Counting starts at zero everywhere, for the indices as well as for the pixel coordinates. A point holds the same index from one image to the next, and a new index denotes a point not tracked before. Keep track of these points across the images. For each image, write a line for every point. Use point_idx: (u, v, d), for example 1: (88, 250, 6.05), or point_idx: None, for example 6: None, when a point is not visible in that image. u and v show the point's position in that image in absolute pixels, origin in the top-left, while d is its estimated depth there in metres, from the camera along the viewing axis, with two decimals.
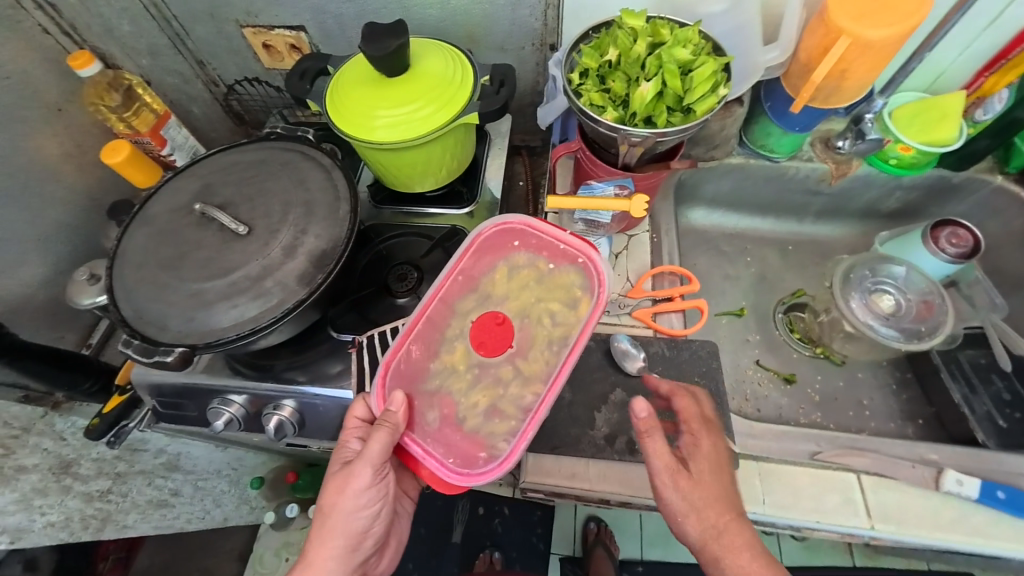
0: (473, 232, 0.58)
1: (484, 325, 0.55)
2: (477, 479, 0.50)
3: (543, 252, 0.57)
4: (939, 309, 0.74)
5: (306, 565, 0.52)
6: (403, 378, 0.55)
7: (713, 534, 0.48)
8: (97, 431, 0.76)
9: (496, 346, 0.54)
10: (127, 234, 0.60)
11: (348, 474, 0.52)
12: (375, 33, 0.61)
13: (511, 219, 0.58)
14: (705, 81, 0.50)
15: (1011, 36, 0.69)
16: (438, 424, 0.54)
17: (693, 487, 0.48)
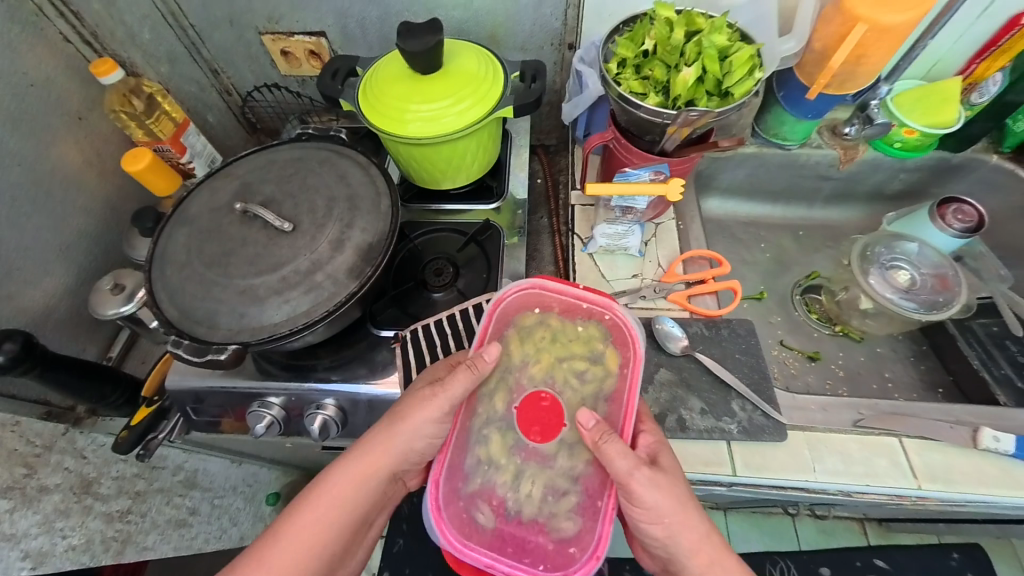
0: (493, 302, 0.56)
1: (525, 411, 0.53)
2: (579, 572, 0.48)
3: (566, 312, 0.57)
4: (954, 281, 0.77)
5: (361, 449, 0.52)
6: (452, 482, 0.52)
7: (669, 530, 0.48)
8: (126, 442, 0.66)
9: (547, 431, 0.52)
10: (165, 235, 0.59)
11: (428, 397, 0.51)
12: (413, 30, 0.62)
13: (533, 285, 0.57)
14: (743, 64, 0.53)
15: (1000, 24, 0.73)
16: (493, 523, 0.51)
17: (660, 493, 0.47)
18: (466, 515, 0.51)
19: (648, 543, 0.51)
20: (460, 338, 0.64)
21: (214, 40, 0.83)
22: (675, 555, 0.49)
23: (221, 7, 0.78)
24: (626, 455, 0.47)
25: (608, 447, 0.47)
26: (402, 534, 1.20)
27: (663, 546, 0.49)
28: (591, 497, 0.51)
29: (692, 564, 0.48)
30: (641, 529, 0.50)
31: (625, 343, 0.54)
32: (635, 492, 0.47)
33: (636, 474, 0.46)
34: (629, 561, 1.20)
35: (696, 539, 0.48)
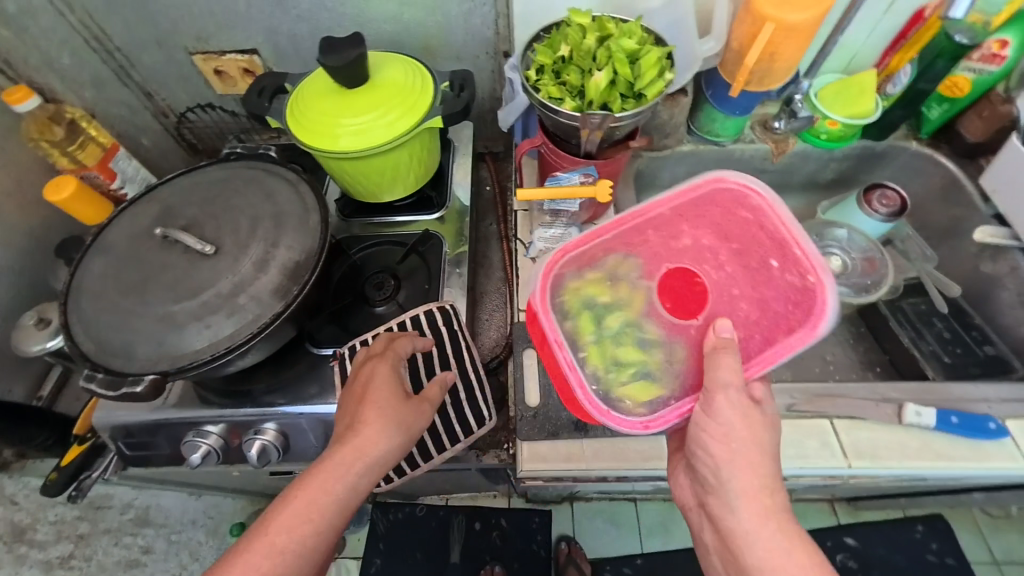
0: (716, 176, 0.52)
1: (674, 276, 0.54)
2: (617, 424, 0.49)
3: (768, 240, 0.51)
4: (881, 264, 0.82)
5: (360, 459, 0.49)
6: (585, 259, 0.54)
7: (732, 456, 0.44)
8: (56, 485, 0.66)
9: (676, 309, 0.53)
10: (82, 266, 0.57)
11: (422, 406, 0.55)
12: (335, 45, 0.62)
13: (756, 189, 0.51)
14: (652, 66, 0.55)
15: (907, 18, 0.77)
16: (573, 357, 0.52)
17: (740, 418, 0.45)
18: (565, 307, 0.53)
19: (695, 463, 0.48)
20: None
21: (143, 63, 0.81)
22: (721, 488, 0.45)
23: (146, 29, 0.76)
24: (736, 370, 0.45)
25: (720, 355, 0.46)
26: (378, 554, 1.17)
27: (713, 471, 0.45)
28: (682, 381, 0.51)
29: (742, 510, 0.43)
30: (696, 449, 0.47)
31: (811, 305, 0.47)
32: (716, 406, 0.45)
33: (730, 389, 0.45)
34: (608, 562, 1.19)
35: (754, 486, 0.44)
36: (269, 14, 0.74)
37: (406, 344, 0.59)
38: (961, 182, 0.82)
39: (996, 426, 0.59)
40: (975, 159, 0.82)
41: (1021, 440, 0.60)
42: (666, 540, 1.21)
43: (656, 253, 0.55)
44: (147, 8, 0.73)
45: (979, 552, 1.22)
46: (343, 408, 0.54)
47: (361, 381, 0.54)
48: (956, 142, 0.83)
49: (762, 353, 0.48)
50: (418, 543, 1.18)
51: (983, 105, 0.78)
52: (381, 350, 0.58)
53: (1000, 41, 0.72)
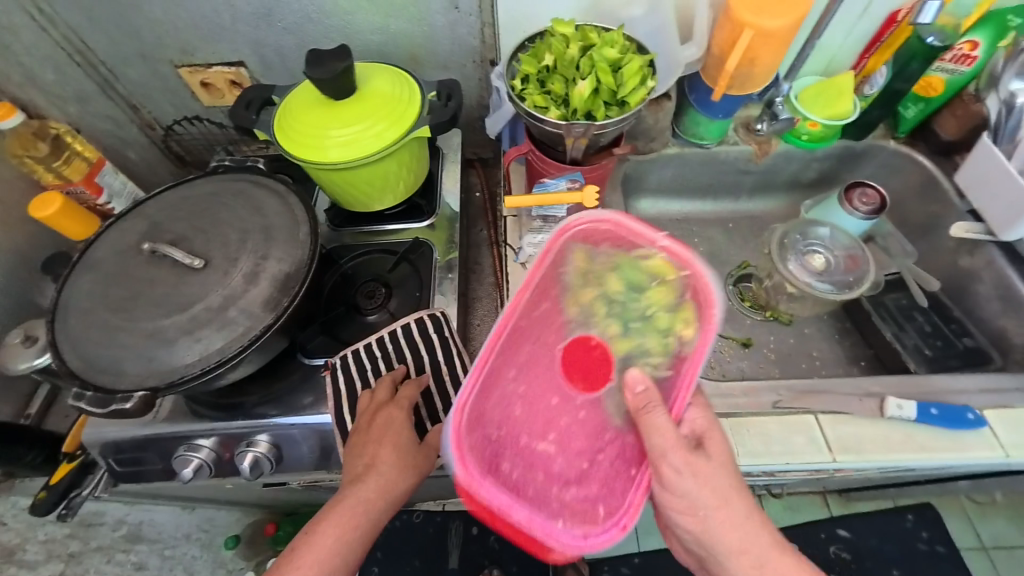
0: (562, 227, 0.54)
1: (568, 359, 0.54)
2: (597, 545, 0.48)
3: (664, 264, 0.54)
4: (863, 260, 0.84)
5: (382, 496, 0.52)
6: (476, 423, 0.51)
7: (703, 523, 0.48)
8: (46, 504, 0.65)
9: (587, 384, 0.53)
10: (69, 282, 0.57)
11: (430, 450, 0.57)
12: (322, 57, 0.62)
13: (614, 223, 0.54)
14: (633, 75, 0.56)
15: (882, 21, 0.79)
16: (516, 475, 0.51)
17: (695, 481, 0.48)
18: (488, 460, 0.51)
19: (677, 532, 0.52)
20: (390, 358, 0.66)
21: (128, 76, 0.81)
22: (711, 554, 0.49)
23: (129, 42, 0.76)
24: (665, 424, 0.47)
25: (647, 414, 0.47)
26: (377, 562, 1.17)
27: (698, 542, 0.50)
28: (614, 445, 0.52)
29: (731, 564, 0.48)
30: (672, 521, 0.51)
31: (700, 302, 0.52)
32: (664, 474, 0.48)
33: (670, 453, 0.47)
34: (607, 562, 1.20)
35: (732, 528, 0.48)
36: (254, 27, 0.74)
37: (414, 392, 0.61)
38: (939, 180, 0.84)
39: (974, 416, 0.61)
40: (951, 157, 0.85)
41: (1000, 431, 0.62)
42: (663, 539, 1.22)
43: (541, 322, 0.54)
44: (130, 22, 0.73)
45: (966, 538, 1.25)
46: (356, 449, 0.55)
47: (377, 427, 0.56)
48: (932, 140, 0.85)
49: (676, 392, 0.51)
50: (416, 550, 1.18)
51: (957, 104, 0.81)
52: (387, 399, 0.60)
53: (972, 42, 0.74)
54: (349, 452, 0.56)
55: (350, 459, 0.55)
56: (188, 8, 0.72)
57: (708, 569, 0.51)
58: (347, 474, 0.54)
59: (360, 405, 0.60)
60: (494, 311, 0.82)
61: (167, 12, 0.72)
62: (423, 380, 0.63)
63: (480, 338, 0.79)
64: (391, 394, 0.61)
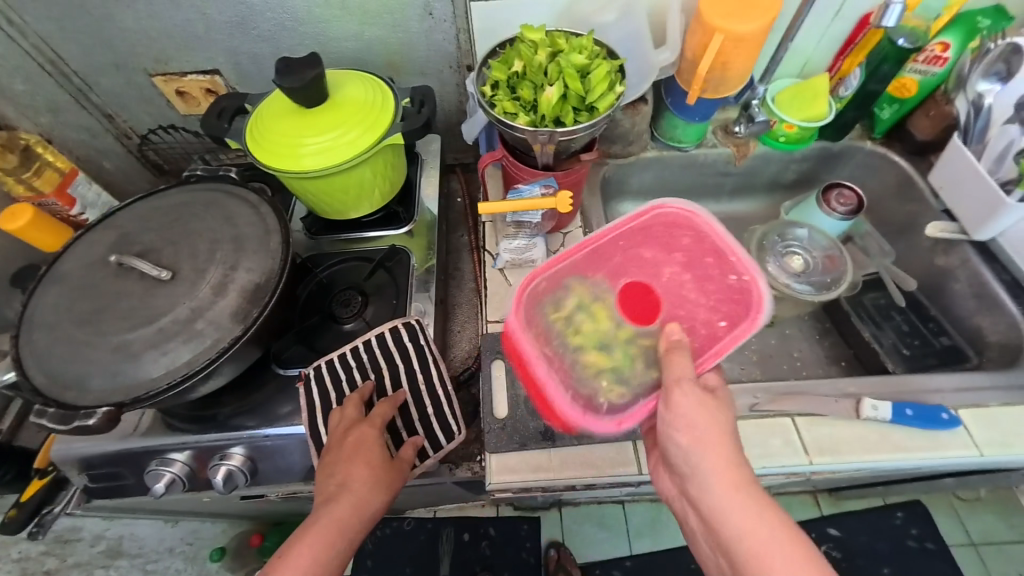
0: (655, 204, 0.58)
1: (631, 293, 0.56)
2: (595, 427, 0.52)
3: (708, 256, 0.57)
4: (841, 260, 0.84)
5: (357, 515, 0.52)
6: (532, 326, 0.55)
7: (696, 440, 0.46)
8: (16, 521, 0.64)
9: (638, 317, 0.55)
10: (35, 296, 0.56)
11: (400, 467, 0.58)
12: (291, 65, 0.62)
13: (695, 210, 0.58)
14: (602, 80, 0.56)
15: (854, 24, 0.79)
16: (555, 372, 0.54)
17: (699, 411, 0.47)
18: (534, 325, 0.55)
19: (668, 453, 0.48)
20: (365, 370, 0.65)
21: (101, 86, 0.80)
22: (694, 473, 0.46)
23: (101, 52, 0.75)
24: (687, 371, 0.48)
25: (674, 353, 0.50)
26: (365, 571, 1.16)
27: (685, 459, 0.46)
28: (645, 384, 0.54)
29: (715, 490, 0.44)
30: (664, 440, 0.49)
31: (749, 302, 0.54)
32: (673, 401, 0.48)
33: (683, 385, 0.48)
34: (598, 566, 1.19)
35: (724, 466, 0.45)
36: (228, 35, 0.74)
37: (388, 410, 0.61)
38: (915, 180, 0.84)
39: (950, 416, 0.61)
40: (926, 157, 0.86)
41: (975, 430, 0.62)
42: (654, 541, 1.21)
43: (620, 267, 0.58)
44: (101, 32, 0.72)
45: (955, 535, 1.24)
46: (328, 469, 0.54)
47: (349, 445, 0.56)
48: (907, 141, 0.86)
49: (715, 345, 0.53)
50: (404, 557, 1.16)
51: (930, 105, 0.81)
52: (358, 417, 0.60)
53: (943, 44, 0.75)
54: (320, 472, 0.55)
55: (321, 479, 0.54)
56: (159, 17, 0.71)
57: (691, 498, 0.47)
58: (319, 494, 0.53)
59: (331, 423, 0.60)
60: (474, 316, 0.82)
61: (138, 22, 0.71)
62: (398, 397, 0.63)
63: (459, 344, 0.79)
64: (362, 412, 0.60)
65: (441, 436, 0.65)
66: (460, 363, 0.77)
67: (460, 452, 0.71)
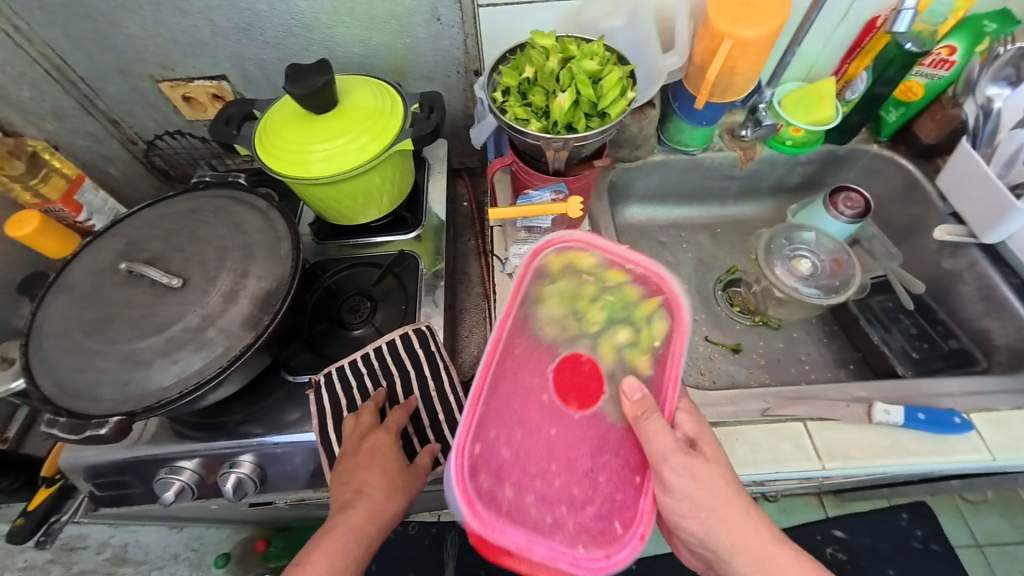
0: (543, 241, 0.57)
1: (562, 377, 0.54)
2: (621, 554, 0.48)
3: (647, 287, 0.57)
4: (848, 264, 0.84)
5: (373, 520, 0.51)
6: (482, 465, 0.50)
7: (705, 520, 0.50)
8: (23, 531, 0.65)
9: (581, 403, 0.53)
10: (43, 304, 0.56)
11: (418, 472, 0.58)
12: (300, 72, 0.62)
13: (591, 236, 0.58)
14: (613, 87, 0.57)
15: (861, 27, 0.79)
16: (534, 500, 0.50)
17: (694, 483, 0.49)
18: (498, 474, 0.50)
19: (685, 538, 0.53)
20: (376, 377, 0.65)
21: (107, 92, 0.80)
22: (717, 555, 0.51)
23: (107, 58, 0.75)
24: (665, 432, 0.48)
25: (647, 422, 0.49)
26: None
27: (702, 532, 0.50)
28: (618, 456, 0.52)
29: (736, 561, 0.51)
30: (676, 523, 0.52)
31: (665, 313, 0.55)
32: (666, 477, 0.49)
33: (669, 458, 0.48)
34: None
35: (731, 520, 0.50)
36: (234, 41, 0.74)
37: (403, 416, 0.61)
38: (921, 183, 0.84)
39: (960, 421, 0.61)
40: (932, 160, 0.85)
41: (986, 434, 0.62)
42: (659, 544, 1.20)
43: (540, 348, 0.54)
44: (108, 38, 0.72)
45: (960, 536, 1.24)
46: (343, 476, 0.54)
47: (365, 451, 0.56)
48: (913, 144, 0.86)
49: (665, 385, 0.53)
50: (410, 562, 1.16)
51: (936, 108, 0.81)
52: (373, 422, 0.60)
53: (949, 48, 0.74)
54: (335, 479, 0.55)
55: (336, 486, 0.54)
56: (166, 23, 0.71)
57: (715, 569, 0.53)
58: (334, 500, 0.53)
59: (345, 429, 0.59)
60: (482, 321, 0.81)
61: (144, 28, 0.71)
62: (411, 403, 0.63)
63: (468, 349, 0.79)
64: (377, 418, 0.60)
65: (452, 442, 0.64)
66: (469, 368, 0.77)
67: None
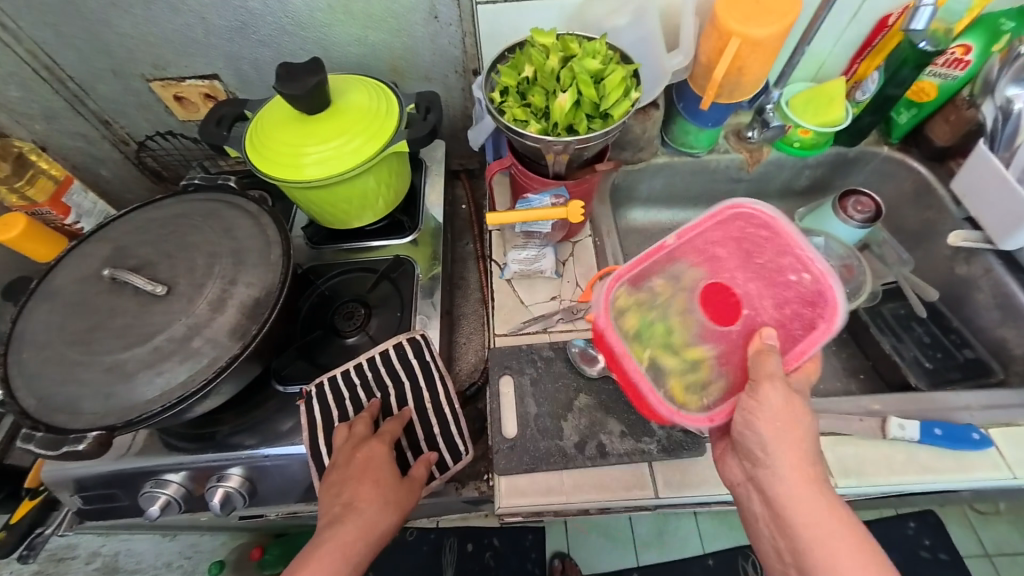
0: (733, 202, 0.55)
1: (710, 295, 0.57)
2: (688, 421, 0.51)
3: (789, 276, 0.54)
4: (858, 270, 0.81)
5: (364, 536, 0.48)
6: (638, 278, 0.57)
7: (777, 435, 0.44)
8: (5, 546, 0.64)
9: (717, 318, 0.56)
10: (25, 312, 0.54)
11: (413, 487, 0.56)
12: (293, 73, 0.59)
13: (777, 214, 0.54)
14: (616, 87, 0.55)
15: (872, 26, 0.77)
16: (647, 378, 0.54)
17: (782, 404, 0.45)
18: (628, 330, 0.56)
19: (739, 436, 0.47)
20: (371, 388, 0.63)
21: (99, 92, 0.78)
22: (767, 465, 0.44)
23: (98, 57, 0.73)
24: (779, 368, 0.47)
25: (763, 355, 0.48)
26: None
27: (758, 442, 0.45)
28: (721, 370, 0.53)
29: (786, 476, 0.43)
30: (738, 433, 0.47)
31: (825, 300, 0.51)
32: (762, 391, 0.46)
33: (773, 380, 0.46)
34: None
35: (799, 460, 0.44)
36: (227, 40, 0.72)
37: (398, 426, 0.59)
38: (934, 187, 0.82)
39: (979, 436, 0.59)
40: (946, 163, 0.82)
41: (1005, 449, 0.59)
42: (662, 551, 1.17)
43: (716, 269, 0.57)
44: (98, 37, 0.70)
45: (969, 545, 1.20)
46: (333, 489, 0.52)
47: (358, 463, 0.53)
48: (925, 146, 0.83)
49: (796, 347, 0.51)
50: (405, 570, 1.14)
51: (949, 110, 0.78)
52: (367, 434, 0.58)
53: (964, 47, 0.72)
54: (325, 492, 0.52)
55: (326, 500, 0.51)
56: (156, 20, 0.69)
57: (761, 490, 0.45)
58: (323, 515, 0.50)
59: (338, 441, 0.57)
60: (480, 328, 0.79)
61: (136, 27, 0.69)
62: (405, 415, 0.61)
63: (465, 357, 0.77)
64: (371, 429, 0.58)
65: (448, 456, 0.62)
66: (467, 377, 0.75)
67: (466, 471, 0.69)
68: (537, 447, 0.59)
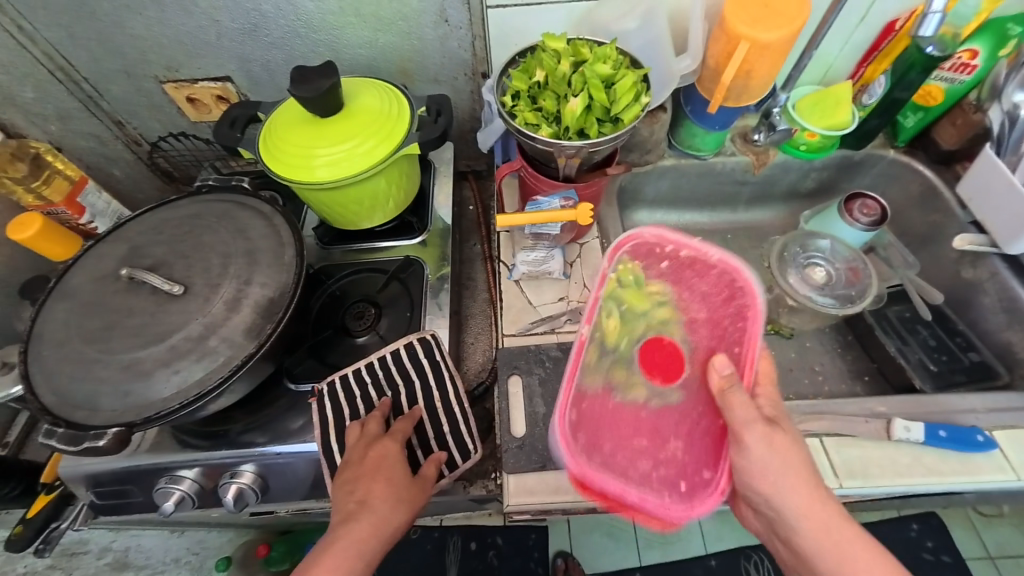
0: (629, 233, 0.53)
1: (647, 349, 0.55)
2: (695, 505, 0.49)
3: (718, 300, 0.54)
4: (864, 273, 0.82)
5: (377, 534, 0.49)
6: (581, 402, 0.52)
7: (776, 486, 0.46)
8: (21, 540, 0.65)
9: (666, 369, 0.54)
10: (43, 310, 0.55)
11: (424, 486, 0.57)
12: (307, 76, 0.60)
13: (672, 232, 0.53)
14: (626, 91, 0.55)
15: (879, 30, 0.77)
16: (643, 473, 0.51)
17: (774, 453, 0.46)
18: (602, 453, 0.51)
19: (750, 498, 0.49)
20: (381, 387, 0.64)
21: (112, 93, 0.79)
22: (784, 518, 0.46)
23: (113, 59, 0.74)
24: (746, 403, 0.47)
25: (730, 395, 0.47)
26: None
27: (768, 499, 0.47)
28: (696, 423, 0.53)
29: (803, 527, 0.46)
30: (742, 486, 0.48)
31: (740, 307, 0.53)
32: (746, 445, 0.46)
33: (751, 426, 0.46)
34: None
35: (806, 499, 0.46)
36: (240, 42, 0.73)
37: (409, 426, 0.60)
38: (939, 190, 0.82)
39: (984, 439, 0.59)
40: (952, 166, 0.83)
41: (1010, 452, 0.60)
42: (665, 551, 1.18)
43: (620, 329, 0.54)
44: (113, 40, 0.71)
45: (971, 548, 1.20)
46: (347, 485, 0.53)
47: (371, 462, 0.54)
48: (931, 149, 0.83)
49: (742, 351, 0.52)
50: (409, 568, 1.14)
51: (956, 113, 0.79)
52: (379, 432, 0.59)
53: (970, 51, 0.72)
54: (338, 488, 0.53)
55: (339, 496, 0.52)
56: (170, 23, 0.70)
57: (780, 535, 0.48)
58: (337, 512, 0.51)
59: (350, 439, 0.58)
60: (488, 328, 0.80)
61: (149, 29, 0.70)
62: (416, 414, 0.62)
63: (473, 357, 0.78)
64: (383, 427, 0.59)
65: (457, 454, 0.63)
66: (474, 376, 0.75)
67: (475, 470, 0.70)
68: (546, 447, 0.59)
